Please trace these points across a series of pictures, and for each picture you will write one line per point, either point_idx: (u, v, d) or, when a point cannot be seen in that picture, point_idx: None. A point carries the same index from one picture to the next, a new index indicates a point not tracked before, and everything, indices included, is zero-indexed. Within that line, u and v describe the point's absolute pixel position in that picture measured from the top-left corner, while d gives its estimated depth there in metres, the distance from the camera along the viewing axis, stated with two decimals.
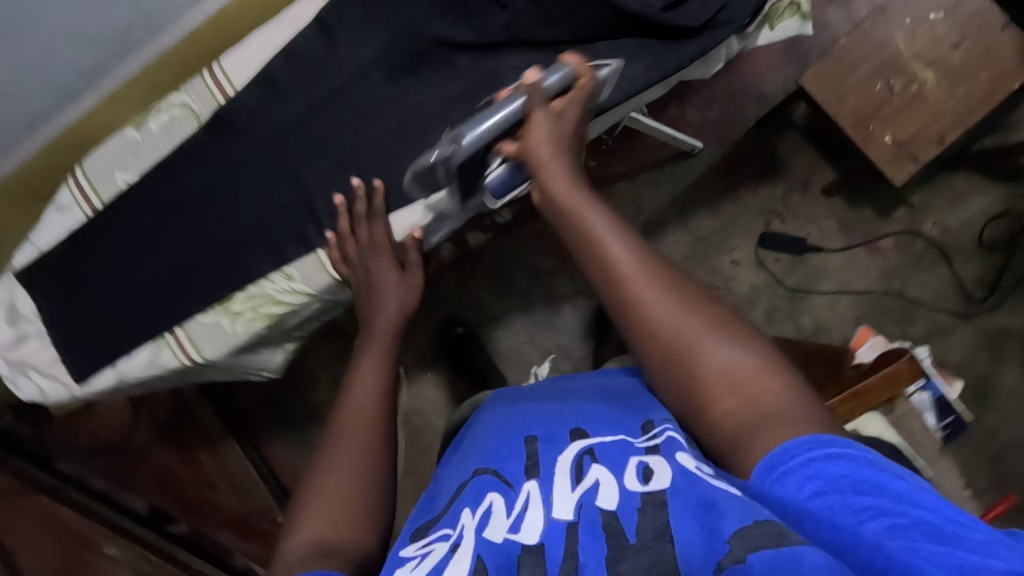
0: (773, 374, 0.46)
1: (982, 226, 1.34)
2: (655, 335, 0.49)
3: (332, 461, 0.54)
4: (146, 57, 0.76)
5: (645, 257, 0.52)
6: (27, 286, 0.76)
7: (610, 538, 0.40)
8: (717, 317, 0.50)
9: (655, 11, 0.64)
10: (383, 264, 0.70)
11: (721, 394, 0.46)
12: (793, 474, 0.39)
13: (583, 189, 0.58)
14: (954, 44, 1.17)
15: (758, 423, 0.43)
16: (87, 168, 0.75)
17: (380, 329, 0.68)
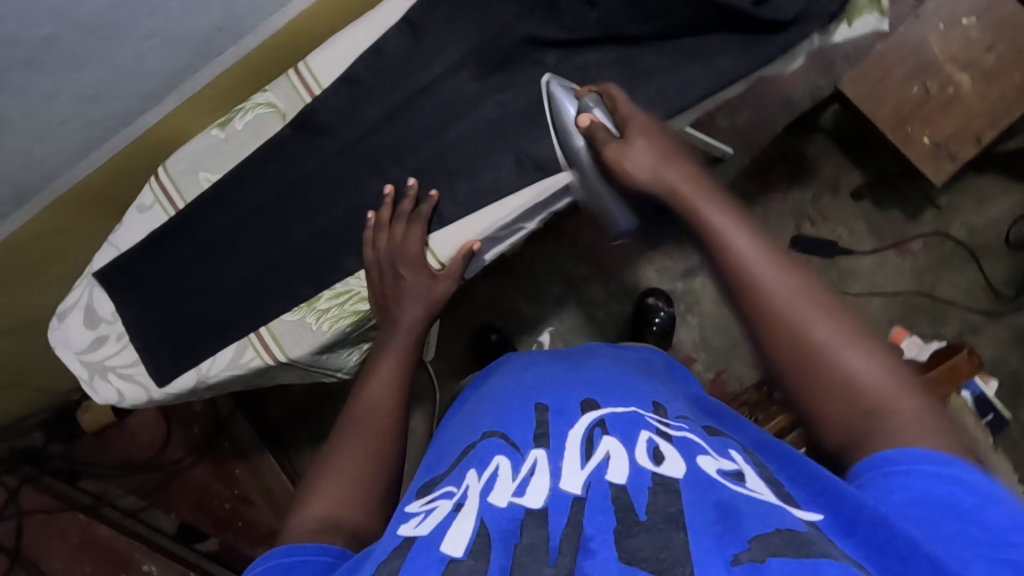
0: (908, 392, 0.42)
1: (1009, 226, 1.36)
2: (781, 331, 0.46)
3: (341, 446, 0.53)
4: (228, 60, 0.76)
5: (780, 260, 0.50)
6: (106, 288, 0.75)
7: (619, 512, 0.33)
8: (851, 326, 0.45)
9: (746, 4, 0.65)
10: (412, 269, 0.68)
11: (845, 396, 0.42)
12: (891, 476, 0.37)
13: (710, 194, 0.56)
14: (987, 47, 1.18)
15: (882, 428, 0.40)
16: (171, 169, 0.75)
17: (406, 327, 0.66)
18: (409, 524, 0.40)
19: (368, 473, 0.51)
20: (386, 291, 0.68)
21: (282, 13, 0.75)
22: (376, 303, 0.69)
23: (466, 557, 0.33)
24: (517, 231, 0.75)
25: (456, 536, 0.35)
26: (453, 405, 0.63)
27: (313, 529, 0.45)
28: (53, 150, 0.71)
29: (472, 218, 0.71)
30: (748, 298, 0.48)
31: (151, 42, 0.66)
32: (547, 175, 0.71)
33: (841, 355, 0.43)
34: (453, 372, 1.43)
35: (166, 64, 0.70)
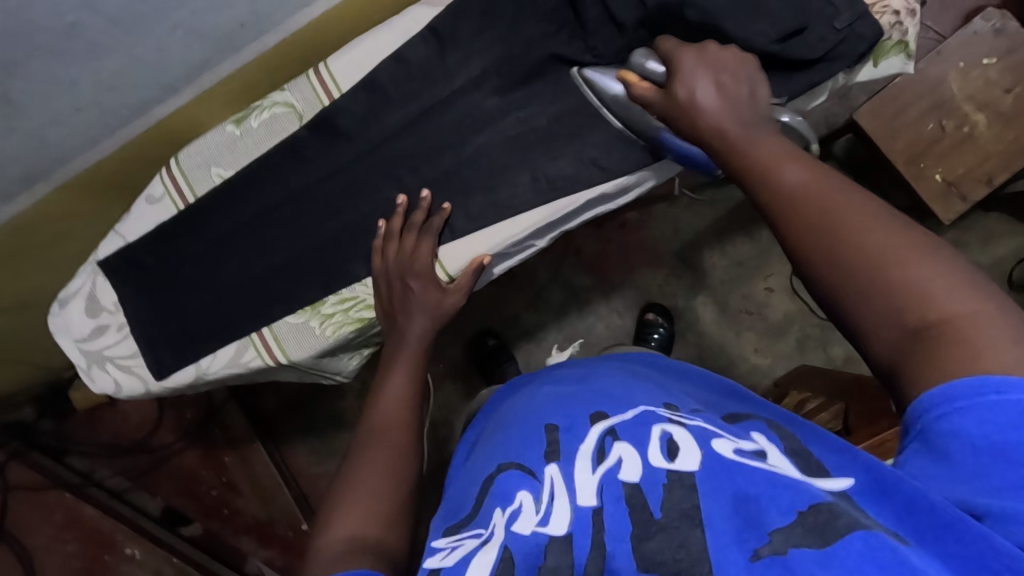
0: (977, 299, 0.36)
1: (1012, 267, 1.36)
2: (826, 253, 0.40)
3: (364, 456, 0.53)
4: (248, 56, 0.75)
5: (819, 172, 0.43)
6: (108, 278, 0.74)
7: (633, 513, 0.36)
8: (911, 232, 0.39)
9: (772, 40, 0.65)
10: (421, 279, 0.68)
11: (899, 319, 0.37)
12: (948, 419, 0.33)
13: (739, 111, 0.49)
14: (1006, 88, 1.17)
15: (947, 349, 0.35)
16: (182, 162, 0.74)
17: (411, 342, 0.65)
18: (436, 556, 0.41)
19: (393, 483, 0.51)
20: (390, 300, 0.68)
21: (305, 12, 0.74)
22: (385, 312, 0.69)
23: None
24: (527, 248, 0.75)
25: (479, 564, 0.37)
26: (474, 425, 0.65)
27: (336, 557, 0.44)
28: (67, 136, 0.70)
29: (484, 233, 0.71)
30: (791, 220, 0.42)
31: (174, 35, 0.65)
32: (561, 197, 0.71)
33: (896, 269, 0.38)
34: (450, 375, 1.43)
35: (187, 57, 0.70)
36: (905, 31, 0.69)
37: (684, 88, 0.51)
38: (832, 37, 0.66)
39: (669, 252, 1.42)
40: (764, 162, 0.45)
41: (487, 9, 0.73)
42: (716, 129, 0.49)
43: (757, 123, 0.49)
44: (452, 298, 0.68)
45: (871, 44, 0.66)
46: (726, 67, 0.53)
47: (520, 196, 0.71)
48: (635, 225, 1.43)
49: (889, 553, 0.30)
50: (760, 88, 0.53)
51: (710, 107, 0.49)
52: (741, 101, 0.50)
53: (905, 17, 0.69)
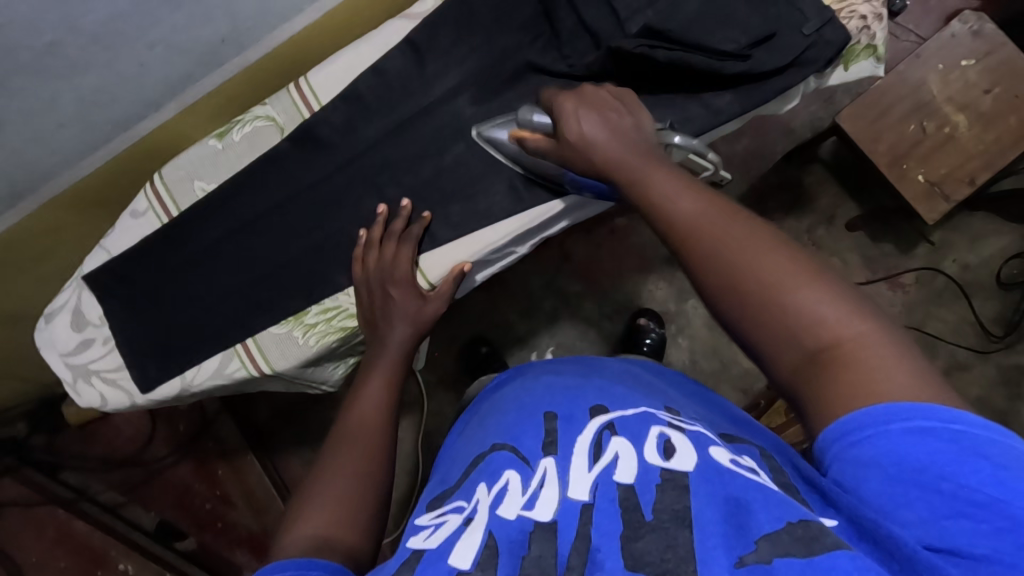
0: (860, 319, 0.39)
1: (999, 266, 1.37)
2: (723, 282, 0.44)
3: (337, 457, 0.54)
4: (230, 70, 0.76)
5: (715, 202, 0.48)
6: (94, 292, 0.75)
7: (625, 513, 0.36)
8: (801, 259, 0.43)
9: (740, 48, 0.67)
10: (402, 287, 0.68)
11: (797, 344, 0.40)
12: (855, 448, 0.35)
13: (639, 151, 0.56)
14: (985, 89, 1.19)
15: (837, 374, 0.38)
16: (167, 176, 0.75)
17: (393, 348, 0.66)
18: (420, 537, 0.41)
19: (364, 488, 0.51)
20: (377, 307, 0.68)
21: (286, 27, 0.75)
22: (365, 322, 0.69)
23: (473, 568, 0.34)
24: (509, 254, 0.76)
25: (463, 549, 0.37)
26: (459, 422, 0.65)
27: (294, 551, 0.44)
28: (52, 152, 0.71)
29: (466, 240, 0.72)
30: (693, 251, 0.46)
31: (154, 52, 0.67)
32: (539, 204, 0.72)
33: (785, 295, 0.41)
34: (443, 383, 1.43)
35: (168, 72, 0.71)
36: (873, 35, 0.70)
37: (571, 132, 0.59)
38: (800, 43, 0.67)
39: (658, 257, 1.43)
40: (663, 195, 0.50)
41: (464, 22, 0.74)
42: (618, 159, 0.55)
43: (660, 160, 0.55)
44: (436, 304, 0.69)
45: (840, 47, 0.67)
46: (604, 106, 0.61)
47: (502, 204, 0.72)
48: (624, 231, 1.44)
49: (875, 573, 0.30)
50: (645, 119, 0.61)
51: (602, 140, 0.57)
52: (637, 137, 0.57)
53: (872, 22, 0.70)
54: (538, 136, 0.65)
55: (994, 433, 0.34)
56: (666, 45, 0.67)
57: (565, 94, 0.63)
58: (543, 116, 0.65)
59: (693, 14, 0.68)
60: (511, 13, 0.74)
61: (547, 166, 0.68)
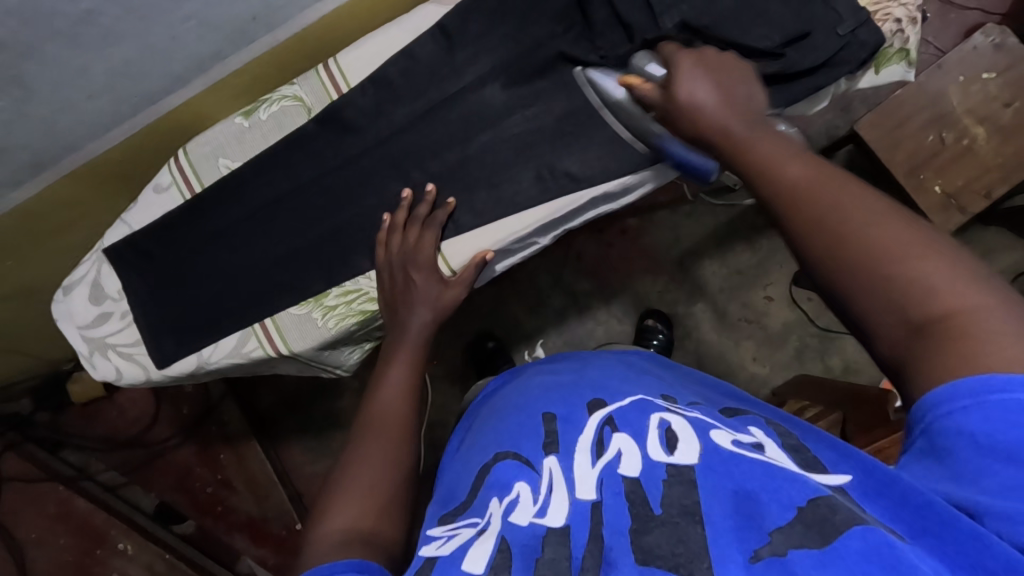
0: (981, 290, 0.34)
1: (1010, 281, 1.37)
2: (821, 249, 0.39)
3: (364, 447, 0.54)
4: (259, 48, 0.76)
5: (821, 166, 0.43)
6: (114, 266, 0.75)
7: (633, 506, 0.36)
8: (913, 222, 0.38)
9: (774, 45, 0.67)
10: (423, 273, 0.68)
11: (902, 312, 0.36)
12: (952, 417, 0.32)
13: (730, 103, 0.51)
14: (1005, 103, 1.19)
15: (944, 347, 0.33)
16: (190, 152, 0.75)
17: (414, 334, 0.65)
18: (433, 544, 0.41)
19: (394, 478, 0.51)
20: (395, 292, 0.68)
21: (316, 7, 0.75)
22: (386, 304, 0.68)
23: (486, 573, 0.34)
24: (531, 245, 0.76)
25: (475, 555, 0.37)
26: (466, 419, 0.65)
27: (330, 545, 0.44)
28: (77, 123, 0.71)
29: (490, 228, 0.72)
30: (785, 204, 0.41)
31: (186, 25, 0.66)
32: (565, 194, 0.72)
33: (893, 256, 0.36)
34: (449, 376, 1.43)
35: (198, 48, 0.71)
36: (907, 39, 0.70)
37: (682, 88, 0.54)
38: (834, 43, 0.67)
39: (669, 259, 1.43)
40: (762, 156, 0.45)
41: (497, 10, 0.73)
42: (717, 121, 0.50)
43: (761, 124, 0.49)
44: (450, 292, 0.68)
45: (873, 49, 0.67)
46: (720, 67, 0.56)
47: (523, 194, 0.72)
48: (637, 231, 1.44)
49: (889, 549, 0.29)
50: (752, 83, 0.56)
51: (692, 94, 0.53)
52: (737, 92, 0.53)
53: (907, 25, 0.70)
54: (646, 85, 0.59)
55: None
56: (703, 41, 0.67)
57: (684, 52, 0.59)
58: (657, 67, 0.62)
59: (727, 11, 0.68)
60: (543, 3, 0.73)
61: (647, 121, 0.66)
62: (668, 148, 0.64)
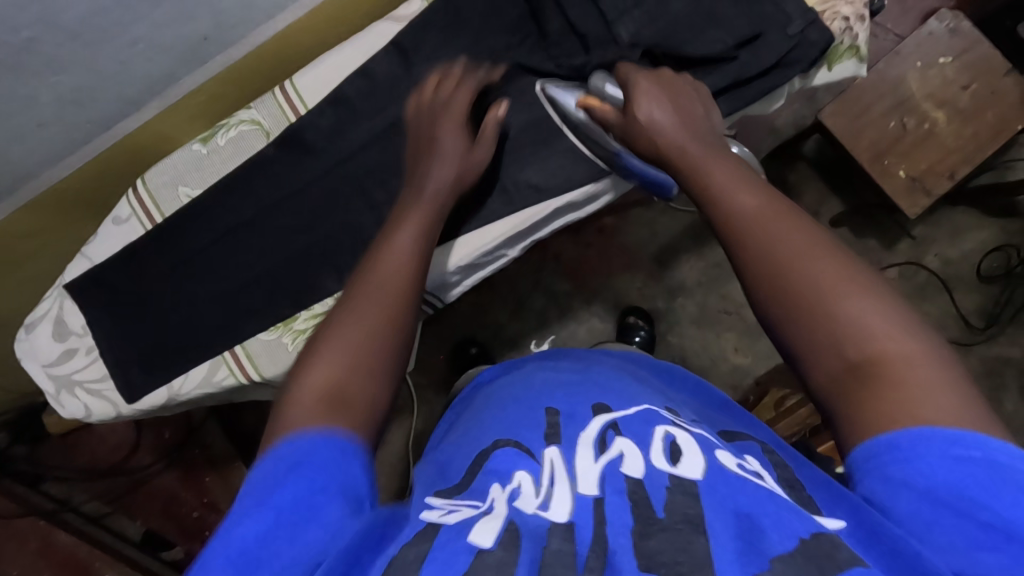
0: (910, 338, 0.39)
1: (980, 259, 1.40)
2: (770, 282, 0.44)
3: (354, 299, 0.50)
4: (212, 69, 0.75)
5: (773, 202, 0.48)
6: (76, 302, 0.74)
7: (635, 508, 0.36)
8: (855, 269, 0.43)
9: (727, 48, 0.68)
10: (451, 129, 0.65)
11: (840, 352, 0.40)
12: (892, 467, 0.35)
13: (697, 137, 0.55)
14: (963, 86, 1.21)
15: (877, 388, 0.38)
16: (149, 182, 0.74)
17: (431, 193, 0.61)
18: (434, 510, 0.38)
19: (383, 342, 0.47)
20: (421, 148, 0.65)
21: (269, 25, 0.74)
22: (410, 161, 0.65)
23: (496, 547, 0.33)
24: (499, 257, 0.76)
25: (483, 529, 0.35)
26: (460, 409, 0.64)
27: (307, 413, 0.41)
28: (29, 152, 0.69)
29: (455, 245, 0.71)
30: (742, 240, 0.46)
31: (135, 49, 0.65)
32: (529, 206, 0.72)
33: (834, 299, 0.41)
34: (434, 385, 1.42)
35: (149, 71, 0.69)
36: (856, 36, 0.71)
37: (641, 109, 0.58)
38: (785, 43, 0.67)
39: (647, 255, 1.44)
40: (720, 190, 0.50)
41: (453, 25, 0.74)
42: (682, 150, 0.54)
43: (721, 154, 0.54)
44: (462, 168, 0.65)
45: (824, 47, 0.68)
46: (680, 94, 0.61)
47: (489, 207, 0.72)
48: (613, 230, 1.45)
49: None
50: (713, 113, 0.61)
51: (661, 121, 0.57)
52: (702, 127, 0.58)
53: (855, 22, 0.70)
54: (605, 106, 0.63)
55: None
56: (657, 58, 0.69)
57: (643, 73, 0.62)
58: (616, 88, 0.65)
59: (680, 16, 0.70)
60: (499, 14, 0.74)
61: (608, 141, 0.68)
62: (629, 165, 0.68)
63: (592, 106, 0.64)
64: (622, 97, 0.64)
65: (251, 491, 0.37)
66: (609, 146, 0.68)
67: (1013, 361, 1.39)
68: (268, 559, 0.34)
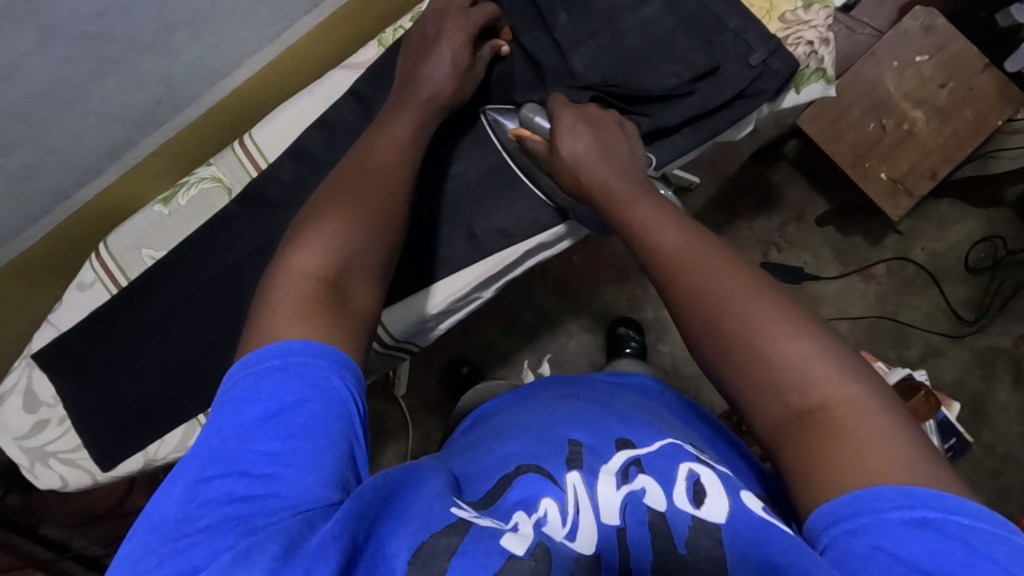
0: (848, 377, 0.41)
1: (967, 251, 1.40)
2: (708, 323, 0.46)
3: (343, 194, 0.51)
4: (171, 129, 0.74)
5: (699, 238, 0.51)
6: (45, 373, 0.72)
7: (656, 541, 0.38)
8: (789, 308, 0.45)
9: (684, 82, 0.68)
10: (457, 25, 0.65)
11: (784, 400, 0.41)
12: (852, 537, 0.36)
13: (631, 185, 0.58)
14: (940, 84, 1.20)
15: (826, 438, 0.39)
16: (112, 246, 0.73)
17: (431, 85, 0.63)
18: (463, 510, 0.40)
19: (375, 241, 0.49)
20: (423, 42, 0.65)
21: (227, 82, 0.73)
22: (410, 53, 0.66)
23: (528, 555, 0.36)
24: (473, 300, 0.75)
25: (516, 537, 0.38)
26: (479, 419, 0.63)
27: (301, 307, 0.43)
28: None
29: (428, 291, 0.70)
30: (677, 283, 0.49)
31: (86, 122, 0.64)
32: (499, 251, 0.71)
33: (770, 341, 0.43)
34: (426, 407, 1.41)
35: (103, 140, 0.68)
36: (822, 59, 0.70)
37: (565, 145, 0.62)
38: (747, 74, 0.67)
39: (633, 265, 1.43)
40: (648, 229, 0.53)
41: None
42: (608, 188, 0.58)
43: (645, 193, 0.57)
44: (461, 86, 0.65)
45: (788, 75, 0.67)
46: (600, 127, 0.64)
47: (460, 253, 0.71)
48: (597, 242, 1.44)
49: None
50: (636, 148, 0.64)
51: (591, 160, 0.60)
52: (629, 170, 0.61)
53: (819, 46, 0.70)
54: (537, 138, 0.67)
55: (999, 528, 0.35)
56: (609, 99, 0.68)
57: (568, 106, 0.65)
58: (545, 120, 0.67)
59: (635, 50, 0.70)
60: None
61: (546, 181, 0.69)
62: (570, 204, 0.68)
63: (522, 138, 0.68)
64: (549, 130, 0.66)
65: (249, 397, 0.39)
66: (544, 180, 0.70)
67: (1006, 350, 1.38)
68: (268, 480, 0.36)
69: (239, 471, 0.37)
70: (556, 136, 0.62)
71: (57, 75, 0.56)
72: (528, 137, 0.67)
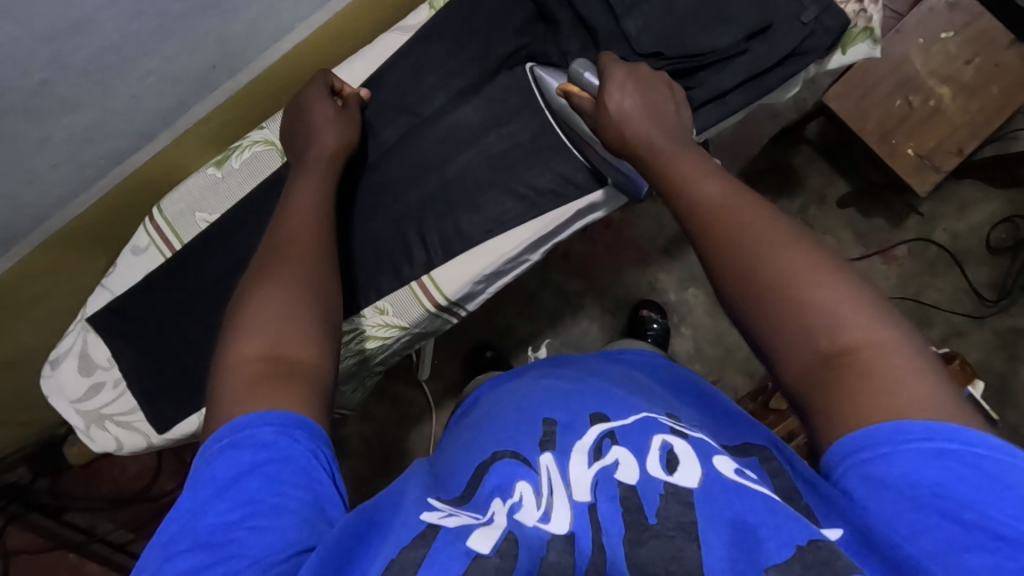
0: (878, 322, 0.39)
1: (989, 232, 1.40)
2: (740, 270, 0.44)
3: (276, 270, 0.50)
4: (221, 95, 0.74)
5: (738, 190, 0.49)
6: (101, 336, 0.73)
7: (627, 513, 0.35)
8: (821, 257, 0.43)
9: (736, 41, 0.69)
10: (317, 95, 0.67)
11: (811, 344, 0.40)
12: (871, 465, 0.35)
13: (664, 141, 0.56)
14: (966, 60, 1.20)
15: (853, 381, 0.38)
16: (166, 210, 0.74)
17: (319, 157, 0.64)
18: (433, 513, 0.38)
19: (312, 309, 0.48)
20: (297, 120, 0.68)
21: (277, 47, 0.74)
22: (290, 135, 0.69)
23: (493, 554, 0.32)
24: (522, 263, 0.75)
25: (483, 534, 0.35)
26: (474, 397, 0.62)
27: (254, 386, 0.42)
28: (48, 191, 0.69)
29: (482, 249, 0.71)
30: (708, 231, 0.47)
31: (146, 82, 0.64)
32: (553, 209, 0.72)
33: (799, 288, 0.41)
34: (450, 392, 1.40)
35: (160, 103, 0.69)
36: (871, 17, 0.70)
37: (612, 100, 0.59)
38: (799, 31, 0.68)
39: (655, 248, 1.43)
40: (684, 180, 0.51)
41: (458, 30, 0.75)
42: (645, 143, 0.57)
43: (689, 148, 0.55)
44: (343, 128, 0.68)
45: (838, 32, 0.68)
46: (650, 87, 0.62)
47: (508, 215, 0.71)
48: (619, 225, 1.44)
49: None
50: (682, 110, 0.62)
51: (632, 116, 0.59)
52: (674, 127, 0.59)
53: (868, 5, 0.70)
54: (584, 94, 0.65)
55: (1021, 460, 0.34)
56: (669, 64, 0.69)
57: (619, 62, 0.63)
58: (594, 75, 0.66)
59: (686, 12, 0.70)
60: (501, 19, 0.75)
61: (590, 140, 0.69)
62: (611, 163, 0.68)
63: (570, 93, 0.67)
64: (597, 85, 0.65)
65: (203, 478, 0.38)
66: (587, 139, 0.69)
67: None
68: (228, 546, 0.35)
69: (203, 542, 0.35)
70: (604, 91, 0.60)
71: (124, 30, 0.56)
72: (577, 92, 0.66)
